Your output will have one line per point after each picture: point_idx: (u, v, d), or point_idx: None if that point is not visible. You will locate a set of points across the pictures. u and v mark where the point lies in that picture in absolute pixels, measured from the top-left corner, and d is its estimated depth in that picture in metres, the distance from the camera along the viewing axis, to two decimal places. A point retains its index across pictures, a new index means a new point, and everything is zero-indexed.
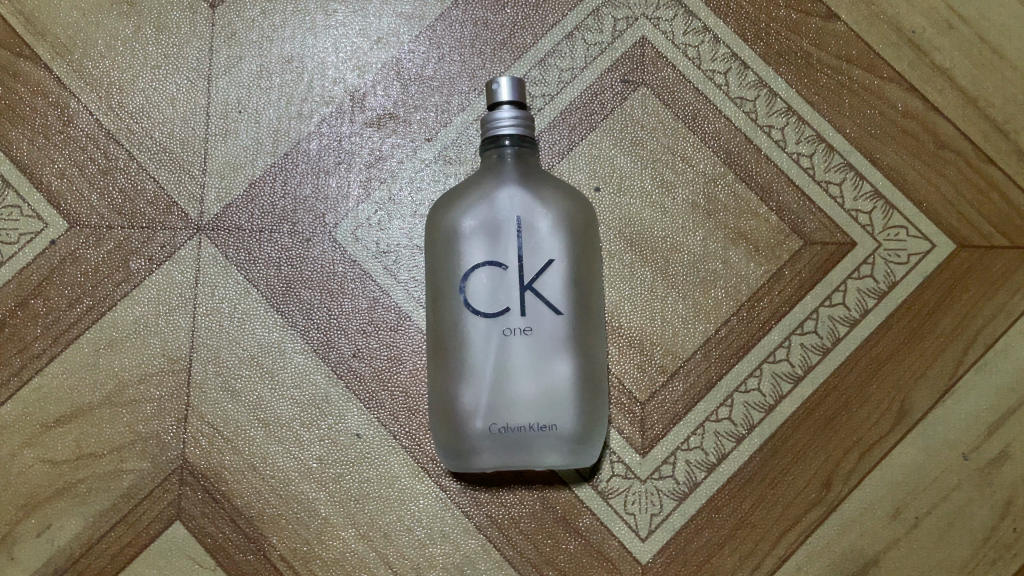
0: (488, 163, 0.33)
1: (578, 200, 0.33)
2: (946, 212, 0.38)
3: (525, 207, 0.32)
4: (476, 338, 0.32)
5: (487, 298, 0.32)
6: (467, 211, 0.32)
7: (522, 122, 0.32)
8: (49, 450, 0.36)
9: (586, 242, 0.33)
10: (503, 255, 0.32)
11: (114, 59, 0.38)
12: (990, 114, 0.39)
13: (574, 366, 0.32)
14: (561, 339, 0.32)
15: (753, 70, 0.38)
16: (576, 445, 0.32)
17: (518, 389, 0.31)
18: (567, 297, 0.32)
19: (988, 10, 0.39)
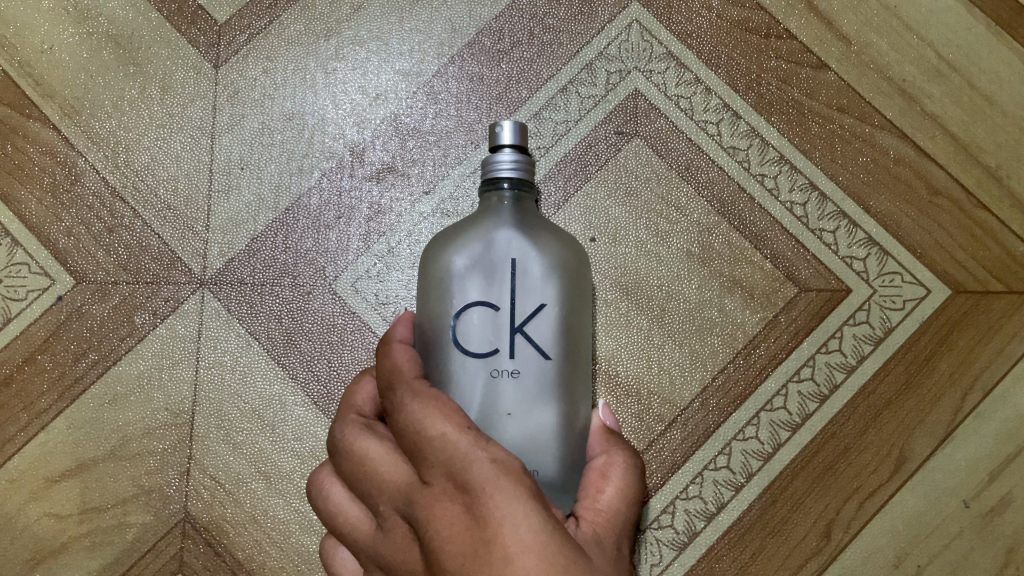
0: (485, 203, 0.29)
1: (574, 254, 0.30)
2: (941, 258, 0.38)
3: (522, 247, 0.28)
4: (455, 388, 0.26)
5: (474, 338, 0.27)
6: (459, 247, 0.28)
7: (523, 166, 0.29)
8: (53, 504, 0.36)
9: (581, 297, 0.29)
10: (495, 295, 0.27)
11: (120, 118, 0.39)
12: (982, 160, 0.39)
13: (563, 419, 0.27)
14: (553, 389, 0.27)
15: (744, 120, 0.39)
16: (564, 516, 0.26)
17: (500, 442, 0.26)
18: (564, 345, 0.27)
19: (977, 58, 0.40)
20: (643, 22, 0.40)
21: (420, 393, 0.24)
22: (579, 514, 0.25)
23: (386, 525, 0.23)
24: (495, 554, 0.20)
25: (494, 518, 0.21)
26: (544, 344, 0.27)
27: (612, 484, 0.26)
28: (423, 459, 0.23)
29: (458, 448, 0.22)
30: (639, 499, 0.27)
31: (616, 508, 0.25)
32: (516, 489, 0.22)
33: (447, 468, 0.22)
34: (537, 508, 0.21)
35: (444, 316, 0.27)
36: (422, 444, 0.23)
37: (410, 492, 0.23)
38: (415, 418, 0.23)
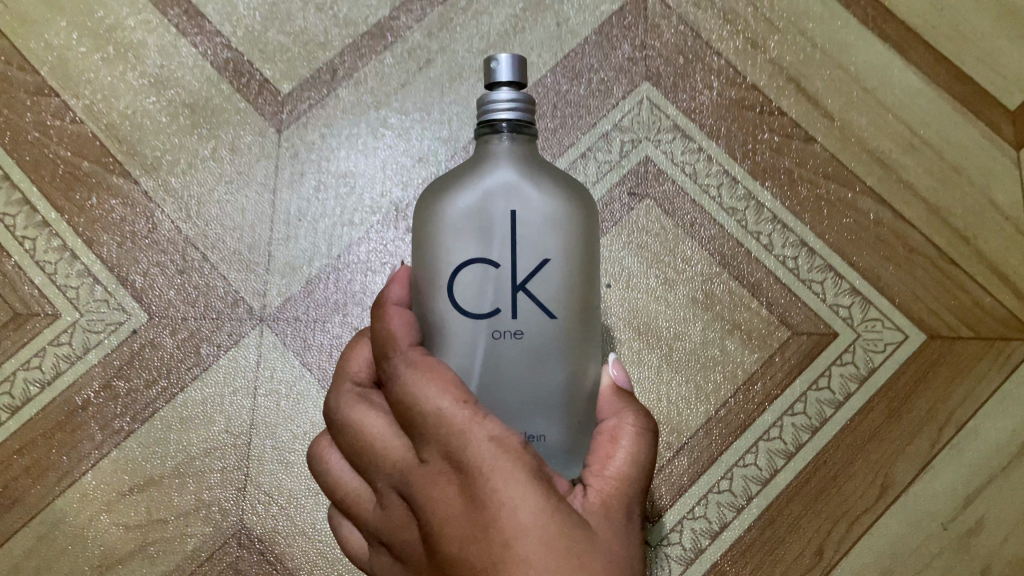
0: (480, 144, 0.28)
1: (579, 190, 0.29)
2: (917, 307, 0.43)
3: (523, 198, 0.27)
4: (457, 346, 0.27)
5: (473, 297, 0.26)
6: (455, 193, 0.27)
7: (522, 106, 0.27)
8: (124, 515, 0.41)
9: (590, 241, 0.28)
10: (495, 252, 0.26)
11: (192, 174, 0.45)
12: (951, 222, 0.44)
13: (571, 376, 0.27)
14: (557, 348, 0.27)
15: (742, 184, 0.44)
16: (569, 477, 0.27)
17: (506, 400, 0.26)
18: (567, 299, 0.27)
19: (945, 134, 0.45)
20: (653, 98, 0.45)
21: (411, 367, 0.26)
22: (589, 483, 0.26)
23: (385, 495, 0.27)
24: (496, 533, 0.23)
25: (488, 501, 0.23)
26: (546, 300, 0.26)
27: (623, 448, 0.27)
28: (426, 439, 0.25)
29: (447, 426, 0.24)
30: (651, 459, 0.27)
31: (626, 474, 0.26)
32: (503, 465, 0.24)
33: (441, 448, 0.25)
34: (525, 483, 0.24)
35: (440, 273, 0.27)
36: (417, 420, 0.25)
37: (409, 468, 0.26)
38: (414, 397, 0.25)
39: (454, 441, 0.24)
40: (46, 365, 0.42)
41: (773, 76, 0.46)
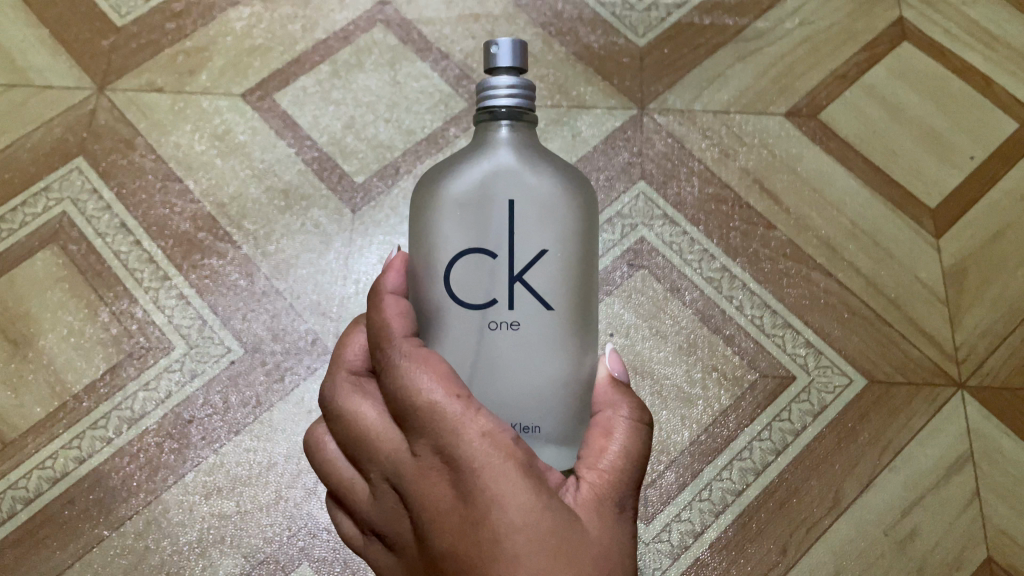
0: (483, 130, 0.33)
1: (574, 181, 0.34)
2: (859, 358, 0.54)
3: (521, 192, 0.32)
4: (461, 325, 0.32)
5: (472, 282, 0.32)
6: (461, 183, 0.32)
7: (521, 93, 0.32)
8: (217, 507, 0.51)
9: (583, 234, 0.33)
10: (495, 243, 0.32)
11: (283, 242, 0.57)
12: (885, 292, 0.55)
13: (563, 363, 0.32)
14: (549, 334, 0.32)
15: (717, 259, 0.56)
16: (560, 455, 0.32)
17: (505, 381, 0.31)
18: (559, 292, 0.32)
19: (879, 225, 0.57)
20: (646, 192, 0.58)
21: (407, 368, 0.30)
22: (583, 475, 0.31)
23: (380, 485, 0.32)
24: (487, 526, 0.28)
25: (482, 497, 0.28)
26: (540, 291, 0.32)
27: (617, 445, 0.32)
28: (426, 435, 0.29)
29: (442, 424, 0.29)
30: (640, 454, 0.32)
31: (618, 466, 0.31)
32: (493, 458, 0.28)
33: (436, 442, 0.29)
34: (513, 475, 0.28)
35: (442, 259, 0.32)
36: (413, 417, 0.29)
37: (405, 462, 0.30)
38: (417, 396, 0.29)
39: (448, 438, 0.29)
40: (161, 388, 0.53)
41: (741, 178, 0.58)
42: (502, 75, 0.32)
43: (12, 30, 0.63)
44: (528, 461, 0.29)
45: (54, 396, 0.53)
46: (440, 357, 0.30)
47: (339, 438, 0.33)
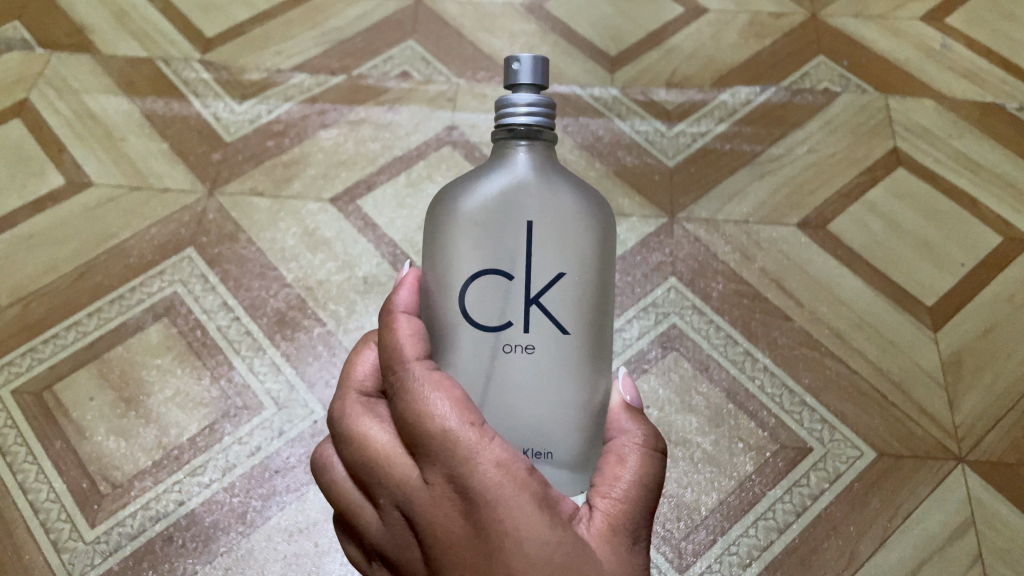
0: (504, 154, 0.39)
1: (589, 202, 0.39)
2: (869, 433, 0.60)
3: (539, 218, 0.38)
4: (482, 339, 0.37)
5: (489, 304, 0.37)
6: (484, 204, 0.38)
7: (539, 117, 0.37)
8: (298, 548, 0.57)
9: (595, 257, 0.38)
10: (512, 267, 0.37)
11: (363, 321, 0.66)
12: (890, 376, 0.63)
13: (577, 380, 0.37)
14: (561, 351, 0.37)
15: (741, 344, 0.64)
16: (573, 473, 0.37)
17: (522, 399, 0.37)
18: (570, 316, 0.37)
19: (883, 320, 0.66)
20: (677, 286, 0.67)
21: (421, 400, 0.35)
22: (596, 505, 0.36)
23: (390, 510, 0.36)
24: (501, 552, 0.32)
25: (498, 526, 0.32)
26: (553, 314, 0.37)
27: (627, 476, 0.37)
28: (444, 466, 0.34)
29: (457, 451, 0.33)
30: (650, 480, 0.37)
31: (628, 493, 0.36)
32: (506, 484, 0.33)
33: (450, 467, 0.33)
34: (523, 500, 0.33)
35: (462, 279, 0.37)
36: (427, 444, 0.34)
37: (417, 487, 0.35)
38: (439, 432, 0.34)
39: (462, 464, 0.33)
40: (253, 442, 0.60)
41: (760, 278, 0.67)
42: (523, 91, 0.38)
43: (141, 145, 0.76)
44: (535, 486, 0.34)
45: (158, 447, 0.61)
46: (452, 385, 0.35)
47: (349, 461, 0.38)
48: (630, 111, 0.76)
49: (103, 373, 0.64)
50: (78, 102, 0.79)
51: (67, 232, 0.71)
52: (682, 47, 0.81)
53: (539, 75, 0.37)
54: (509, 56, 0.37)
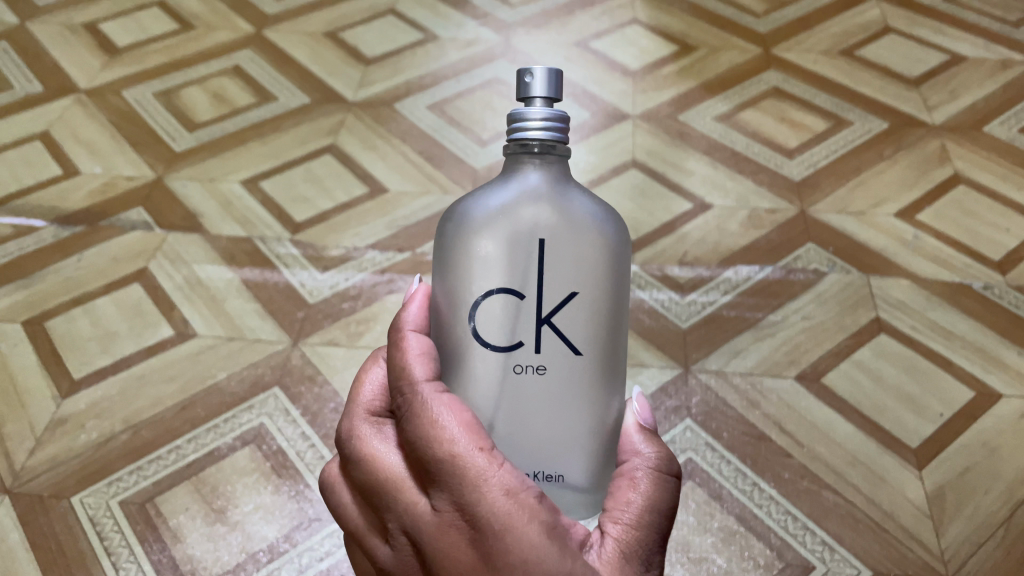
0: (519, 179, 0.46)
1: (596, 218, 0.45)
2: (866, 554, 0.69)
3: (548, 243, 0.44)
4: (499, 356, 0.43)
5: (502, 324, 0.43)
6: (496, 228, 0.44)
7: (547, 137, 0.44)
8: None
9: (603, 275, 0.45)
10: (525, 288, 0.44)
11: None
12: (882, 507, 0.72)
13: (587, 391, 0.44)
14: (571, 365, 0.44)
15: (749, 476, 0.74)
16: (586, 477, 0.45)
17: (537, 410, 0.43)
18: (578, 334, 0.44)
19: (874, 457, 0.75)
20: (692, 425, 0.78)
21: (434, 428, 0.39)
22: (609, 530, 0.42)
23: (401, 534, 0.41)
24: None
25: (504, 554, 0.37)
26: (561, 330, 0.43)
27: (637, 503, 0.43)
28: (454, 495, 0.38)
29: (467, 479, 0.38)
30: (656, 506, 0.43)
31: (638, 518, 0.42)
32: (514, 512, 0.37)
33: (459, 494, 0.38)
34: (529, 528, 0.37)
35: (480, 303, 0.44)
36: (438, 472, 0.38)
37: (428, 511, 0.39)
38: (449, 462, 0.38)
39: (472, 493, 0.38)
40: (324, 549, 0.70)
41: (764, 421, 0.78)
42: (538, 104, 0.44)
43: (238, 304, 0.91)
44: (540, 512, 0.38)
45: (242, 550, 0.71)
46: (462, 409, 0.40)
47: (365, 482, 0.42)
48: (648, 284, 0.91)
49: (197, 488, 0.75)
50: (189, 270, 0.95)
51: (173, 372, 0.84)
52: (692, 234, 0.97)
53: (552, 88, 0.44)
54: (521, 73, 0.44)
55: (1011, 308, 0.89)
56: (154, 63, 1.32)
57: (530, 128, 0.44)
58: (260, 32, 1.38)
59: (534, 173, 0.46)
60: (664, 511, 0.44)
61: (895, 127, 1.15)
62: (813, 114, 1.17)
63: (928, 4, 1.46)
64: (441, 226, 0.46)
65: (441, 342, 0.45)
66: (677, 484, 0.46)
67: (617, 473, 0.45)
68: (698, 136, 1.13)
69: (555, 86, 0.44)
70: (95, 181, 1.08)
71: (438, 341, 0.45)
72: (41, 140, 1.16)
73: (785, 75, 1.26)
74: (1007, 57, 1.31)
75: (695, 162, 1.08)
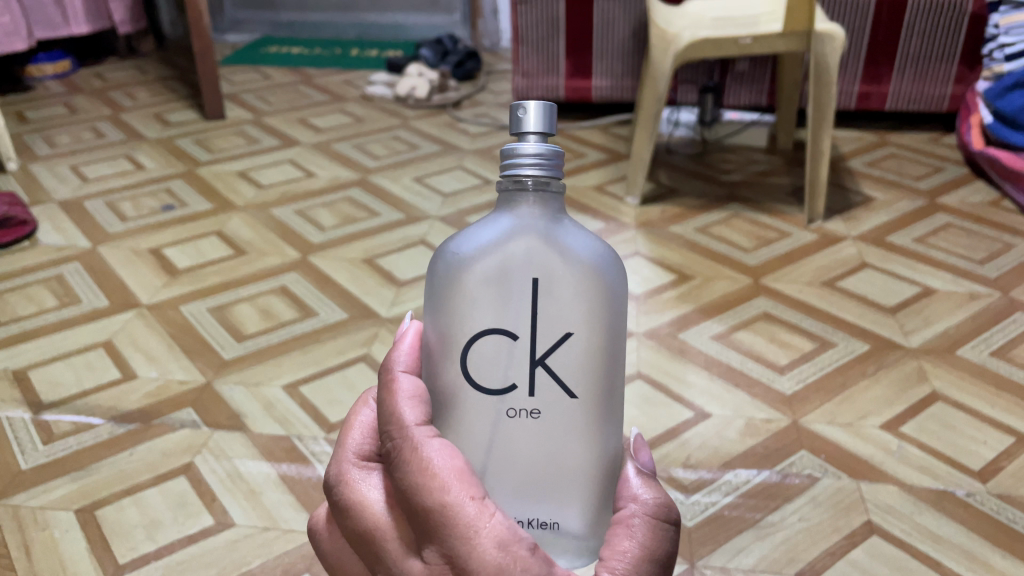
0: (513, 210, 0.50)
1: (589, 257, 0.49)
2: None
3: (541, 286, 0.49)
4: (497, 396, 0.50)
5: (497, 367, 0.50)
6: (489, 268, 0.49)
7: (539, 172, 0.48)
8: None
9: (596, 318, 0.50)
10: (518, 330, 0.50)
11: None
12: None
13: (579, 435, 0.51)
14: (562, 409, 0.50)
15: None
16: (582, 519, 0.52)
17: (532, 448, 0.50)
18: (569, 380, 0.50)
19: None
20: None
21: (428, 480, 0.45)
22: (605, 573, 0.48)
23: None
24: None
25: None
26: (554, 371, 0.50)
27: (632, 548, 0.50)
28: (446, 548, 0.44)
29: (459, 528, 0.44)
30: (647, 550, 0.50)
31: (630, 560, 0.49)
32: (505, 562, 0.43)
33: (452, 546, 0.44)
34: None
35: (478, 344, 0.50)
36: (432, 521, 0.45)
37: (423, 561, 0.47)
38: (440, 518, 0.44)
39: (464, 545, 0.44)
40: None
41: None
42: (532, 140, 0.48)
43: (275, 497, 0.99)
44: (531, 562, 0.44)
45: None
46: (453, 456, 0.46)
47: (367, 527, 0.50)
48: None
49: None
50: (231, 464, 1.04)
51: (212, 558, 0.90)
52: (693, 440, 1.06)
53: (545, 122, 0.48)
54: (515, 107, 0.47)
55: (994, 514, 0.96)
56: (209, 282, 1.48)
57: (524, 164, 0.48)
58: (305, 258, 1.57)
59: (528, 208, 0.50)
60: (655, 555, 0.51)
61: (875, 348, 1.27)
62: (800, 336, 1.30)
63: (899, 243, 1.64)
64: (432, 261, 0.51)
65: (434, 382, 0.51)
66: (669, 527, 0.53)
67: (616, 518, 0.52)
68: (696, 352, 1.25)
69: (546, 120, 0.47)
70: (151, 384, 1.20)
71: (438, 381, 0.51)
72: (103, 347, 1.29)
73: (773, 301, 1.41)
74: (973, 289, 1.46)
75: (694, 375, 1.20)
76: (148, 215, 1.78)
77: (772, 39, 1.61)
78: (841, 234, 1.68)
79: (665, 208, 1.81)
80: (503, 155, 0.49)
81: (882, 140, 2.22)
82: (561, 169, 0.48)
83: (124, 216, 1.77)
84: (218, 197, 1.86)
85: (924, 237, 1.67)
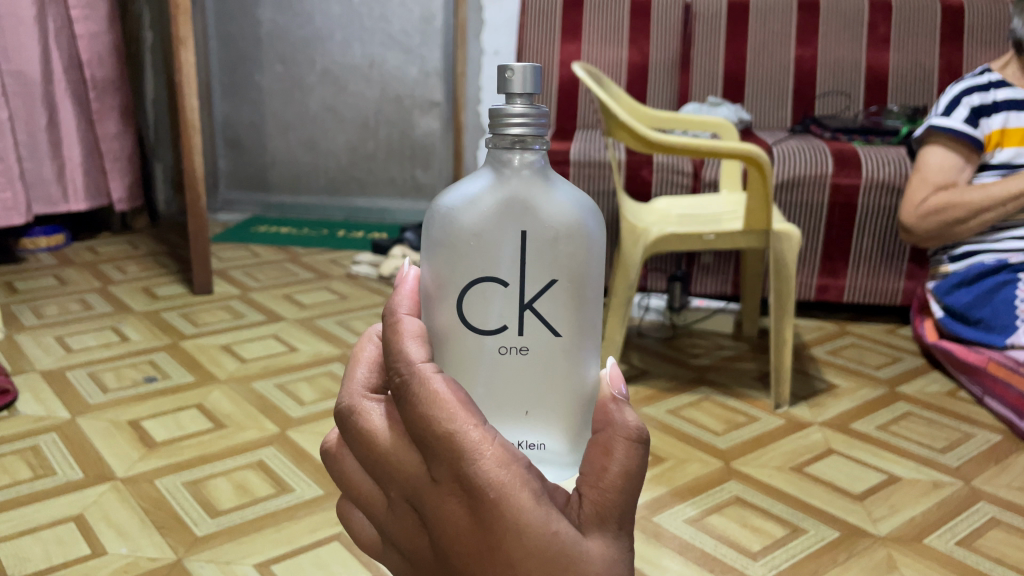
0: (507, 162, 0.54)
1: (576, 209, 0.55)
2: None
3: (534, 230, 0.54)
4: (490, 335, 0.54)
5: (490, 308, 0.54)
6: (488, 215, 0.54)
7: (525, 126, 0.52)
8: None
9: (578, 262, 0.55)
10: (511, 277, 0.54)
11: None
12: None
13: (565, 369, 0.56)
14: (547, 344, 0.55)
15: None
16: (566, 444, 0.58)
17: (523, 379, 0.56)
18: (555, 320, 0.55)
19: None
20: None
21: (435, 409, 0.46)
22: (589, 494, 0.50)
23: (409, 498, 0.50)
24: (503, 538, 0.46)
25: (500, 524, 0.46)
26: (541, 314, 0.54)
27: (616, 471, 0.50)
28: (453, 474, 0.46)
29: (463, 454, 0.46)
30: (633, 467, 0.50)
31: (613, 489, 0.49)
32: (507, 481, 0.46)
33: (458, 469, 0.46)
34: (520, 494, 0.46)
35: (475, 287, 0.54)
36: (437, 446, 0.46)
37: (427, 482, 0.48)
38: (448, 445, 0.46)
39: (470, 465, 0.46)
40: None
41: None
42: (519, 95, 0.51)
43: None
44: (530, 480, 0.47)
45: None
46: (456, 386, 0.48)
47: (371, 453, 0.51)
48: None
49: None
50: None
51: None
52: None
53: (531, 84, 0.51)
54: (502, 69, 0.50)
55: None
56: (185, 457, 1.48)
57: (512, 117, 0.52)
58: (283, 432, 1.58)
59: (517, 164, 0.54)
60: (631, 478, 0.50)
61: (844, 535, 1.29)
62: (771, 521, 1.33)
63: (864, 430, 1.70)
64: (429, 214, 0.56)
65: (431, 323, 0.55)
66: (645, 451, 0.51)
67: (596, 442, 0.52)
68: (669, 534, 1.27)
69: (533, 81, 0.51)
70: (121, 560, 1.18)
71: (433, 322, 0.55)
72: (74, 520, 1.28)
73: (744, 485, 1.44)
74: (937, 478, 1.50)
75: (669, 559, 1.21)
76: (129, 387, 1.80)
77: (734, 236, 1.74)
78: (807, 420, 1.74)
79: (637, 389, 1.87)
80: (492, 114, 0.53)
81: (842, 330, 2.34)
82: (544, 119, 0.52)
83: (105, 387, 1.79)
84: (200, 370, 1.89)
85: (887, 425, 1.73)
